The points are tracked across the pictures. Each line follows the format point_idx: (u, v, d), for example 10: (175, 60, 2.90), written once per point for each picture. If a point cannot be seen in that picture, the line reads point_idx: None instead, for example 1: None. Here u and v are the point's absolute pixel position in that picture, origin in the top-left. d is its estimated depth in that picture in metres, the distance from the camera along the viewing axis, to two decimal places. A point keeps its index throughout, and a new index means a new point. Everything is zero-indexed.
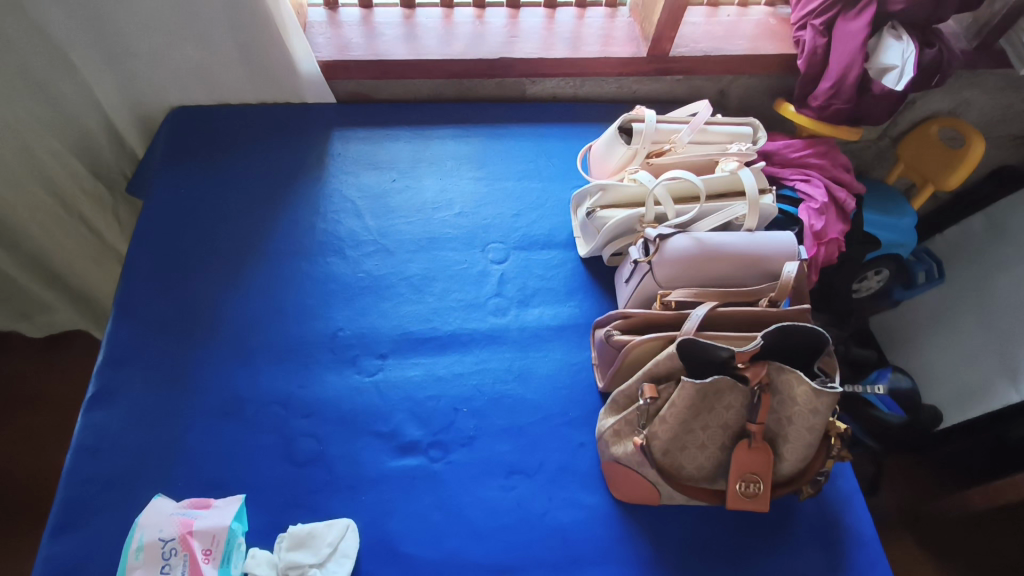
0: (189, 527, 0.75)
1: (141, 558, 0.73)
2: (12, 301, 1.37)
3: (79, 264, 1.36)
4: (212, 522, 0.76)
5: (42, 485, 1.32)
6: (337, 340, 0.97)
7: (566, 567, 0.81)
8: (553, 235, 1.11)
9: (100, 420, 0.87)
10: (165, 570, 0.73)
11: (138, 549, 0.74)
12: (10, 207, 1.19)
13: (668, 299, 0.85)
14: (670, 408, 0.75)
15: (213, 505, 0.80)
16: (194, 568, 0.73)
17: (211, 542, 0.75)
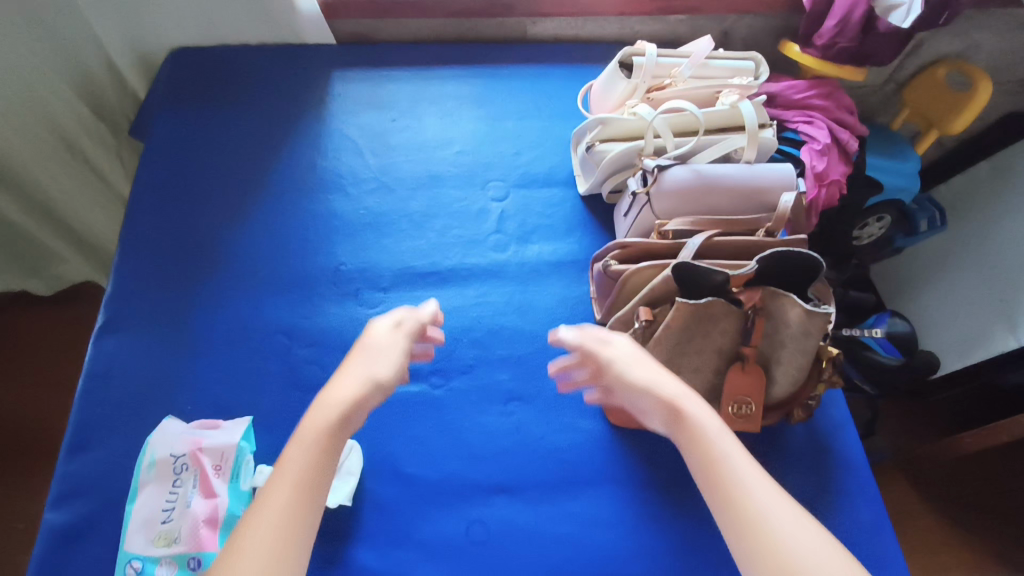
0: (198, 445, 0.78)
1: (153, 473, 0.76)
2: (22, 258, 1.37)
3: (89, 215, 1.37)
4: (220, 440, 0.79)
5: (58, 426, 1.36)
6: (340, 274, 0.99)
7: (562, 487, 0.84)
8: (553, 173, 1.11)
9: (110, 348, 0.90)
10: (176, 485, 0.76)
11: (150, 465, 0.77)
12: (20, 163, 1.17)
13: (665, 228, 0.86)
14: (666, 330, 0.77)
15: (221, 426, 0.82)
16: (204, 482, 0.76)
17: (220, 458, 0.78)
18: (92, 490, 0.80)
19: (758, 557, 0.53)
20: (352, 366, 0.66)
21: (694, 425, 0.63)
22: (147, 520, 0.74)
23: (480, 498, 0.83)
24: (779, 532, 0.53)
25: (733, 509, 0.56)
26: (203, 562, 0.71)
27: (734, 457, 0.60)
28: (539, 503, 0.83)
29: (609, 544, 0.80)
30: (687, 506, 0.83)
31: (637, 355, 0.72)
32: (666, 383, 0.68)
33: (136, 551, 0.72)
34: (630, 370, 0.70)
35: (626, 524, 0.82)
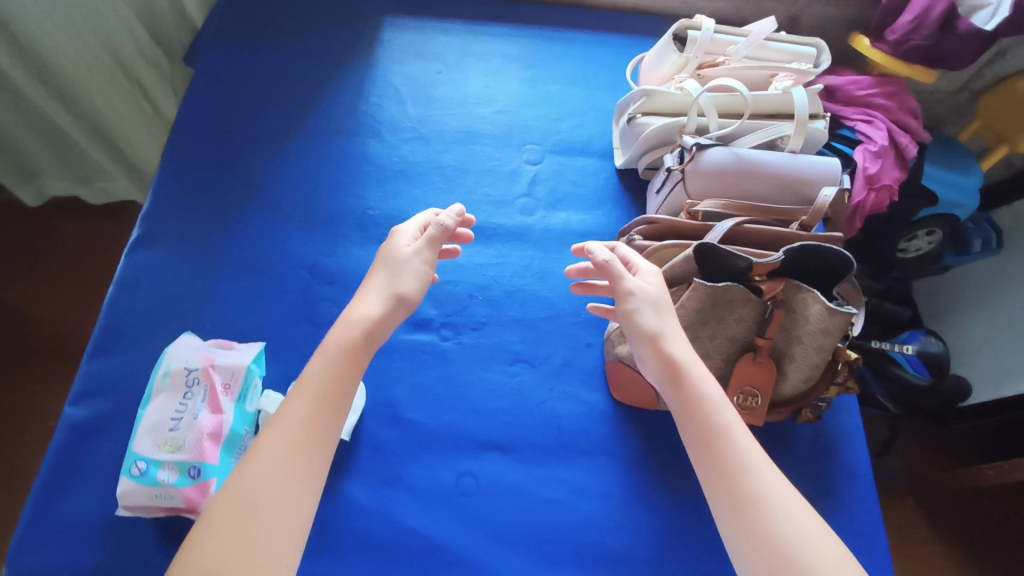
0: (211, 362, 0.81)
1: (166, 382, 0.80)
2: (73, 166, 1.43)
3: (136, 137, 1.41)
4: (232, 360, 0.82)
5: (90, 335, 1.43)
6: (367, 218, 1.00)
7: (555, 453, 0.85)
8: (591, 143, 1.09)
9: (141, 261, 0.93)
10: (186, 396, 0.79)
11: (165, 375, 0.80)
12: (78, 83, 1.22)
13: (695, 209, 0.84)
14: (680, 310, 0.75)
15: (235, 347, 0.85)
16: (212, 397, 0.79)
17: (230, 377, 0.81)
18: (110, 391, 0.84)
19: (750, 532, 0.53)
20: (374, 284, 0.66)
21: (698, 392, 0.62)
22: (156, 425, 0.77)
23: (473, 452, 0.84)
24: (772, 511, 0.54)
25: (728, 483, 0.57)
26: (203, 471, 0.74)
27: (734, 431, 0.60)
28: (531, 465, 0.84)
29: (595, 516, 0.81)
30: (679, 490, 0.83)
31: (659, 296, 0.69)
32: (676, 339, 0.66)
33: (142, 454, 0.75)
34: (645, 316, 0.67)
35: (613, 498, 0.82)
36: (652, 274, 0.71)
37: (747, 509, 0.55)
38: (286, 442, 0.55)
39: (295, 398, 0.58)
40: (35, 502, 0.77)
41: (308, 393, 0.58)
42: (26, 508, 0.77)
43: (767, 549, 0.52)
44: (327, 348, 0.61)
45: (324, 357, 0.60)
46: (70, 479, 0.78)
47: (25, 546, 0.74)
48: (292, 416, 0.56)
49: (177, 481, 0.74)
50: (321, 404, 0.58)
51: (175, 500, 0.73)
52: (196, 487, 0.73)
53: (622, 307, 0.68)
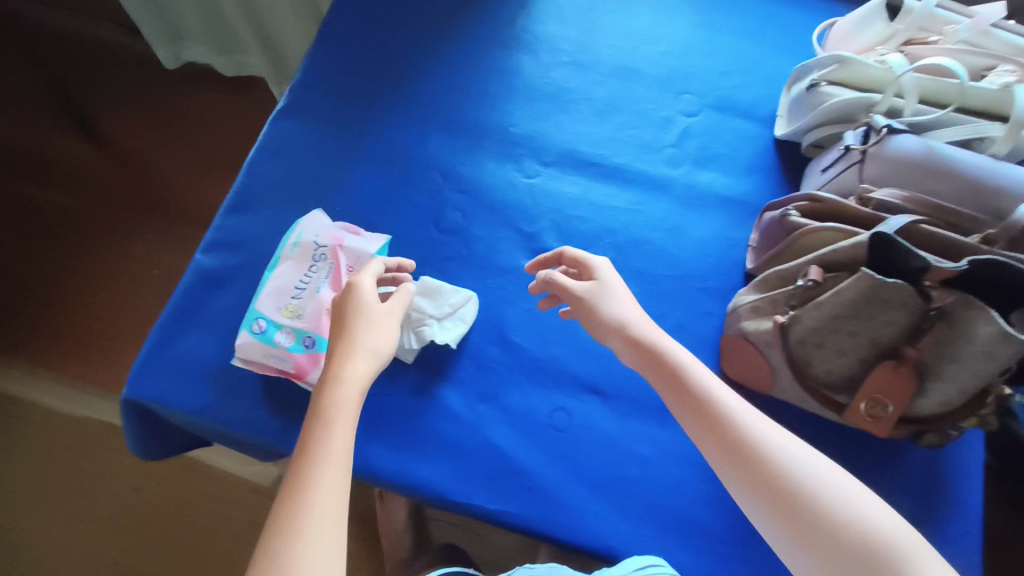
0: (340, 243, 0.82)
1: (294, 252, 0.81)
2: (218, 35, 1.66)
3: (281, 25, 1.57)
4: (360, 245, 0.82)
5: None
6: (507, 135, 0.97)
7: (651, 412, 0.83)
8: (754, 107, 1.02)
9: (284, 130, 0.94)
10: (311, 267, 0.80)
11: (294, 244, 0.81)
12: None
13: (869, 196, 0.76)
14: (834, 297, 0.69)
15: (361, 235, 0.85)
16: (336, 276, 0.80)
17: (355, 261, 0.81)
18: (239, 248, 0.86)
19: (755, 475, 0.59)
20: (365, 340, 0.68)
21: (669, 362, 0.67)
22: (279, 289, 0.79)
23: (570, 390, 0.83)
24: (768, 450, 0.60)
25: (721, 438, 0.61)
26: (317, 343, 0.77)
27: (710, 388, 0.65)
28: (625, 417, 0.83)
29: (682, 482, 0.79)
30: None
31: (613, 282, 0.75)
32: (637, 319, 0.72)
33: (262, 312, 0.77)
34: (608, 304, 0.73)
35: (702, 470, 0.80)
36: (602, 263, 0.77)
37: (749, 457, 0.60)
38: (321, 467, 0.57)
39: (320, 429, 0.60)
40: (158, 332, 0.81)
41: (331, 418, 0.61)
42: (150, 336, 0.81)
43: (773, 483, 0.58)
44: (346, 379, 0.65)
45: (335, 390, 0.64)
46: (191, 320, 0.82)
47: (145, 370, 0.79)
48: (324, 445, 0.59)
49: (292, 346, 0.76)
50: (344, 428, 0.61)
51: (287, 363, 0.76)
52: (309, 356, 0.76)
53: (580, 303, 0.74)
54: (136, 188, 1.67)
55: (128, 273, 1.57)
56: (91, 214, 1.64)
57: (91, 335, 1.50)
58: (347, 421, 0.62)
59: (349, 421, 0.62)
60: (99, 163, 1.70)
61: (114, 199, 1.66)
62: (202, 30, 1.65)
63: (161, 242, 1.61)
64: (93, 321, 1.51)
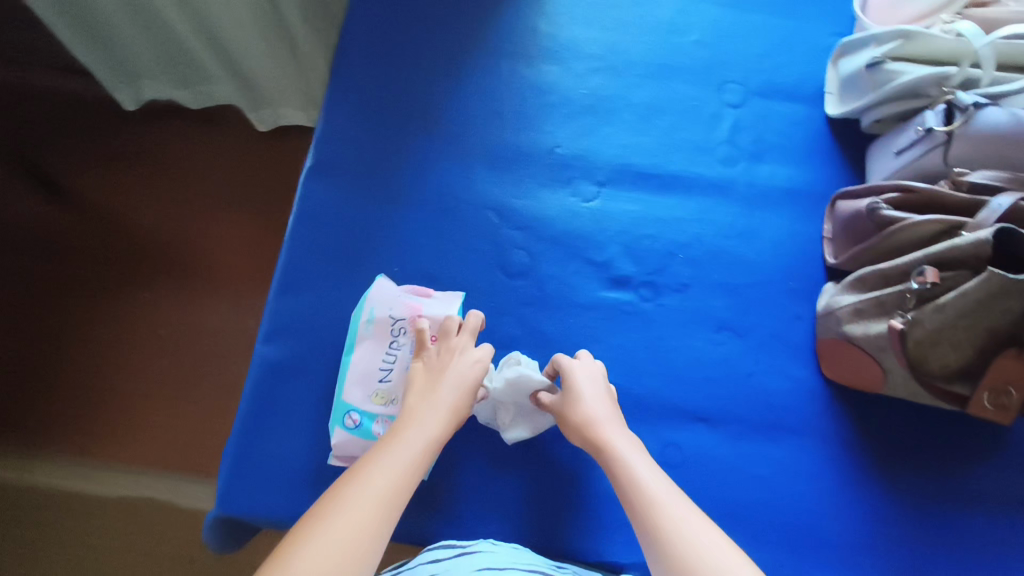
0: (417, 312, 0.77)
1: (371, 329, 0.77)
2: (176, 67, 1.32)
3: (249, 48, 1.23)
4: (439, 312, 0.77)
5: (205, 252, 1.39)
6: (554, 158, 0.91)
7: (761, 431, 0.81)
8: (799, 86, 0.97)
9: (318, 193, 0.86)
10: (394, 344, 0.77)
11: (368, 321, 0.77)
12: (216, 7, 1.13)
13: (962, 178, 0.73)
14: (957, 297, 0.66)
15: (432, 296, 0.79)
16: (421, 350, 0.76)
17: (437, 329, 0.76)
18: (301, 333, 0.80)
19: (668, 567, 0.55)
20: (449, 396, 0.68)
21: (617, 455, 0.65)
22: (366, 374, 0.76)
23: (678, 423, 0.80)
24: (684, 541, 0.56)
25: (644, 522, 0.59)
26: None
27: (646, 479, 0.62)
28: (737, 440, 0.80)
29: (806, 497, 0.78)
30: (894, 477, 0.79)
31: (588, 385, 0.73)
32: (602, 415, 0.70)
33: (353, 404, 0.74)
34: (579, 402, 0.71)
35: (823, 481, 0.79)
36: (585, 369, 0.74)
37: (645, 519, 0.59)
38: (383, 467, 0.58)
39: (394, 445, 0.61)
40: (237, 441, 0.75)
41: (405, 439, 0.62)
42: (228, 447, 0.75)
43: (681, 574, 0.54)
44: (422, 425, 0.64)
45: (423, 420, 0.65)
46: (270, 421, 0.76)
47: (233, 485, 0.73)
48: (390, 454, 0.60)
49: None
50: (420, 450, 0.62)
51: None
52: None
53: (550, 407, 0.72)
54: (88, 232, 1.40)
55: (102, 336, 1.32)
56: (42, 273, 1.37)
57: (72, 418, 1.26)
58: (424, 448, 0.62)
59: (427, 450, 0.62)
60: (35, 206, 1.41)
61: (64, 249, 1.38)
62: (158, 62, 1.30)
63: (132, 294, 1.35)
64: (91, 387, 1.28)
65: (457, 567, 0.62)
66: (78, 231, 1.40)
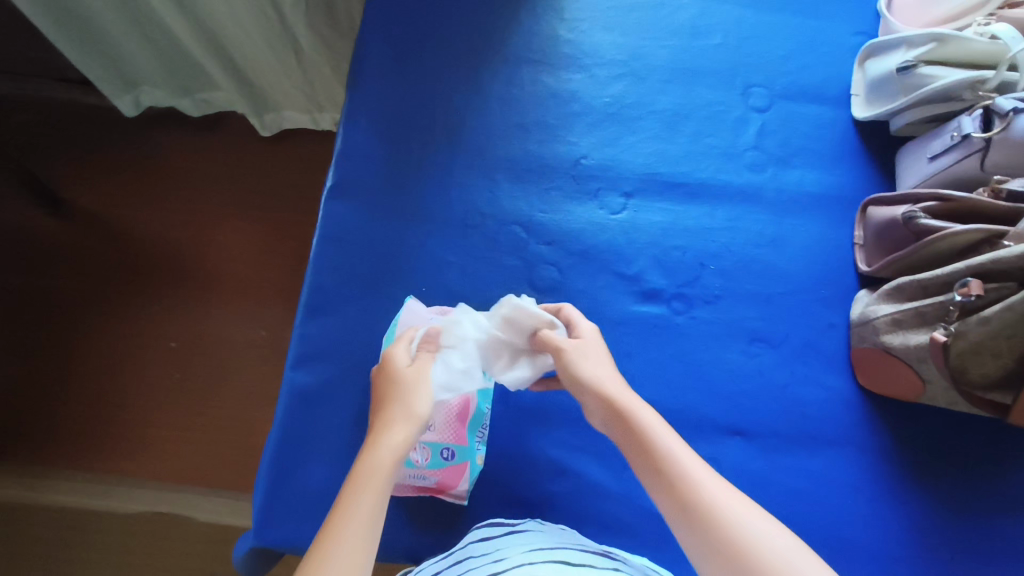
0: None
1: None
2: (177, 74, 1.28)
3: (249, 52, 1.18)
4: None
5: (212, 262, 1.36)
6: (580, 169, 0.89)
7: (800, 442, 0.80)
8: (825, 88, 0.95)
9: (341, 213, 0.85)
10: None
11: None
12: (215, 12, 1.08)
13: (1001, 187, 0.72)
14: (1004, 311, 0.66)
15: None
16: None
17: None
18: (331, 358, 0.79)
19: (708, 550, 0.50)
20: (407, 413, 0.60)
21: (634, 423, 0.59)
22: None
23: (715, 437, 0.79)
24: (726, 520, 0.51)
25: (677, 498, 0.54)
26: (456, 453, 0.72)
27: (674, 448, 0.57)
28: (776, 453, 0.79)
29: (846, 510, 0.77)
30: (935, 486, 0.78)
31: (593, 343, 0.68)
32: (609, 377, 0.64)
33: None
34: (585, 362, 0.65)
35: (862, 492, 0.78)
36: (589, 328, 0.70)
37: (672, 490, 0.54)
38: (345, 531, 0.50)
39: (350, 492, 0.53)
40: (270, 472, 0.74)
41: (359, 472, 0.55)
42: (261, 478, 0.74)
43: (728, 555, 0.49)
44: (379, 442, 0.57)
45: (370, 450, 0.57)
46: (303, 450, 0.75)
47: (269, 517, 0.72)
48: (348, 508, 0.52)
49: (431, 463, 0.71)
50: (374, 489, 0.54)
51: (428, 480, 0.72)
52: (451, 469, 0.72)
53: (560, 357, 0.66)
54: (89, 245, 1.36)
55: (109, 352, 1.29)
56: (44, 288, 1.33)
57: (82, 437, 1.23)
58: (380, 483, 0.54)
59: (385, 486, 0.54)
60: (33, 217, 1.37)
61: (66, 263, 1.35)
62: (160, 70, 1.27)
63: (138, 309, 1.32)
64: (100, 404, 1.25)
65: (508, 544, 0.62)
66: (80, 242, 1.36)
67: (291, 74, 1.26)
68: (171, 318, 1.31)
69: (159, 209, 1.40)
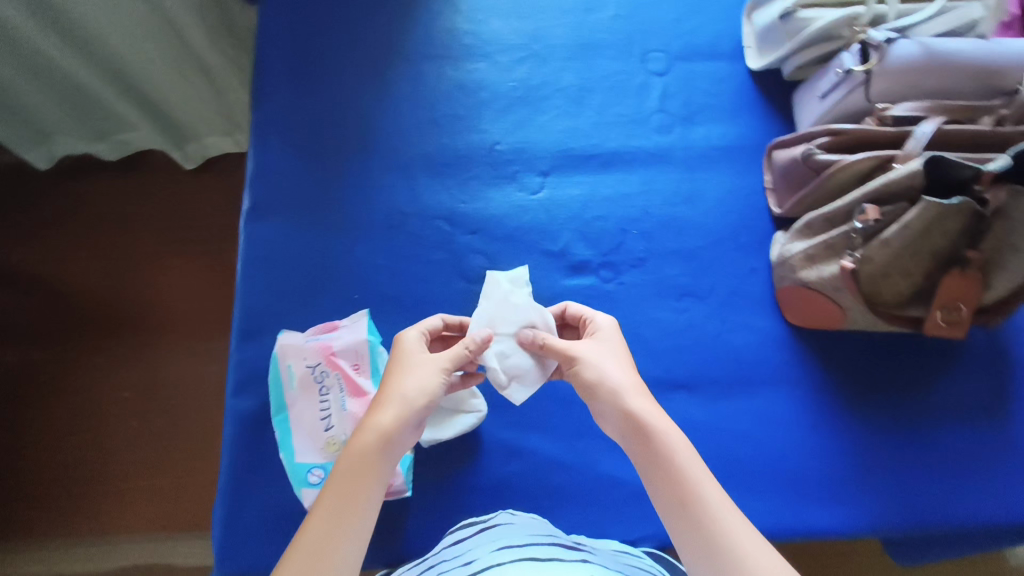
0: (329, 350, 0.74)
1: (296, 386, 0.73)
2: (86, 119, 1.24)
3: (155, 80, 1.15)
4: (348, 341, 0.74)
5: (148, 303, 1.32)
6: (494, 155, 0.90)
7: (739, 386, 0.83)
8: (719, 44, 0.98)
9: (263, 233, 0.84)
10: (323, 391, 0.73)
11: (291, 380, 0.73)
12: (110, 44, 1.06)
13: (886, 114, 0.76)
14: (900, 230, 0.69)
15: (340, 325, 0.77)
16: (350, 383, 0.73)
17: (355, 358, 0.74)
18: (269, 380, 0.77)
19: (697, 550, 0.51)
20: (402, 385, 0.59)
21: (633, 413, 0.58)
22: (309, 429, 0.72)
23: (660, 393, 0.81)
24: (730, 550, 0.50)
25: (676, 493, 0.54)
26: None
27: (672, 441, 0.56)
28: (718, 399, 0.82)
29: (789, 443, 0.80)
30: (869, 405, 0.82)
31: (610, 342, 0.65)
32: (626, 375, 0.61)
33: (312, 461, 0.70)
34: (602, 364, 0.62)
35: (801, 422, 0.81)
36: (604, 323, 0.68)
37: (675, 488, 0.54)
38: (329, 541, 0.51)
39: (336, 492, 0.53)
40: (225, 499, 0.73)
41: (346, 466, 0.55)
42: (217, 507, 0.72)
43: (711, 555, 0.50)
44: (368, 424, 0.57)
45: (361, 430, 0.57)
46: (252, 478, 0.73)
47: (230, 547, 0.71)
48: (331, 508, 0.52)
49: None
50: (367, 477, 0.54)
51: None
52: None
53: (571, 356, 0.63)
54: (18, 306, 1.32)
55: (55, 411, 1.25)
56: None
57: (40, 502, 1.20)
58: (375, 470, 0.55)
59: (376, 468, 0.55)
60: None
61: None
62: (64, 116, 1.22)
63: (79, 363, 1.28)
64: (53, 466, 1.21)
65: (479, 544, 0.63)
66: (7, 305, 1.32)
67: (203, 103, 1.24)
68: (111, 368, 1.27)
69: (84, 258, 1.35)
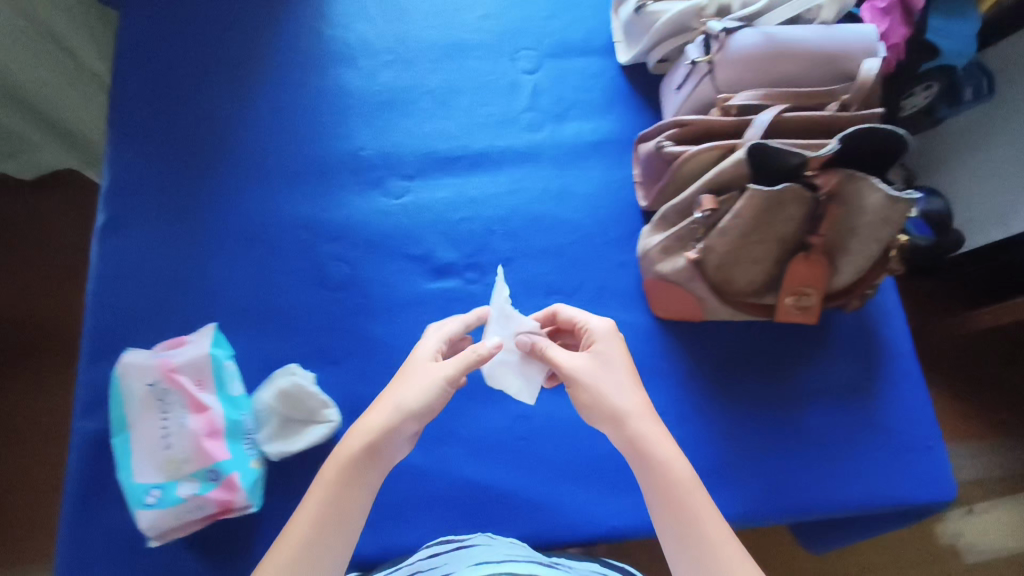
0: (169, 366, 0.73)
1: (134, 407, 0.71)
2: None
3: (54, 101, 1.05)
4: (191, 356, 0.74)
5: None
6: (358, 160, 0.89)
7: None
8: (590, 40, 0.98)
9: (118, 249, 0.82)
10: (163, 410, 0.72)
11: (128, 400, 0.71)
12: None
13: (728, 104, 0.76)
14: (733, 220, 0.70)
15: (188, 341, 0.76)
16: (191, 399, 0.72)
17: (198, 373, 0.73)
18: None
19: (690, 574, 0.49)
20: (403, 395, 0.56)
21: (637, 431, 0.55)
22: (148, 449, 0.70)
23: None
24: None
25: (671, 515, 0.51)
26: (221, 470, 0.70)
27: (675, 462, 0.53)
28: None
29: None
30: (735, 394, 0.82)
31: (613, 350, 0.60)
32: (627, 390, 0.57)
33: (149, 482, 0.69)
34: (608, 379, 0.58)
35: (669, 415, 0.81)
36: (603, 327, 0.63)
37: (677, 513, 0.51)
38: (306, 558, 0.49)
39: (323, 505, 0.51)
40: (69, 523, 0.71)
41: (332, 477, 0.53)
42: (60, 532, 0.70)
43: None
44: (362, 430, 0.54)
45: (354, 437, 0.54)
46: (97, 500, 0.72)
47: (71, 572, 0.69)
48: (313, 522, 0.51)
49: (200, 489, 0.69)
50: (357, 488, 0.52)
51: (205, 508, 0.69)
52: (221, 487, 0.69)
53: (573, 370, 0.59)
54: None
55: None
56: None
57: None
58: (365, 480, 0.53)
59: (367, 480, 0.53)
60: None
61: None
62: None
63: None
64: None
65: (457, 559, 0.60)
66: None
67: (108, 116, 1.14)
68: None
69: None
